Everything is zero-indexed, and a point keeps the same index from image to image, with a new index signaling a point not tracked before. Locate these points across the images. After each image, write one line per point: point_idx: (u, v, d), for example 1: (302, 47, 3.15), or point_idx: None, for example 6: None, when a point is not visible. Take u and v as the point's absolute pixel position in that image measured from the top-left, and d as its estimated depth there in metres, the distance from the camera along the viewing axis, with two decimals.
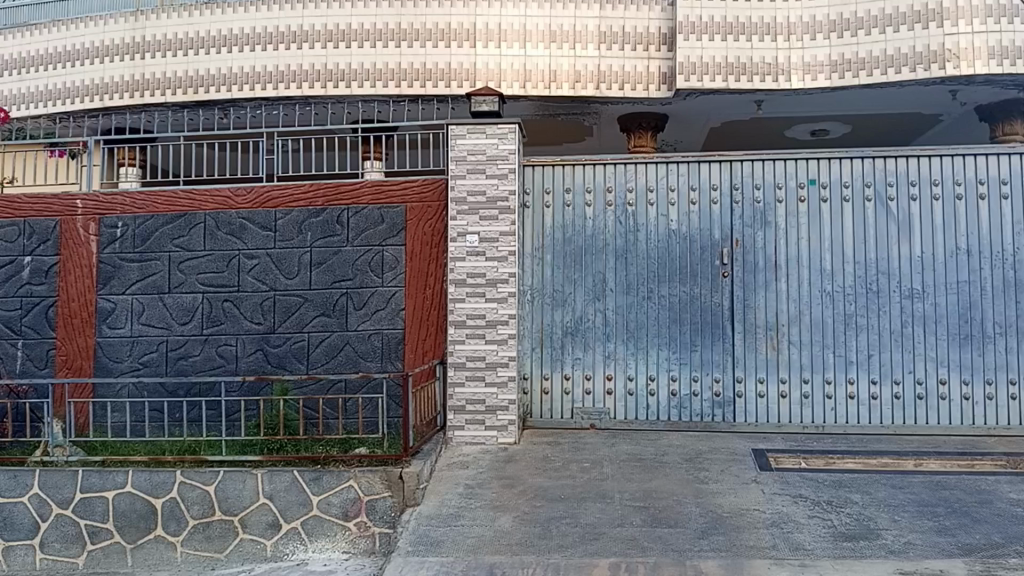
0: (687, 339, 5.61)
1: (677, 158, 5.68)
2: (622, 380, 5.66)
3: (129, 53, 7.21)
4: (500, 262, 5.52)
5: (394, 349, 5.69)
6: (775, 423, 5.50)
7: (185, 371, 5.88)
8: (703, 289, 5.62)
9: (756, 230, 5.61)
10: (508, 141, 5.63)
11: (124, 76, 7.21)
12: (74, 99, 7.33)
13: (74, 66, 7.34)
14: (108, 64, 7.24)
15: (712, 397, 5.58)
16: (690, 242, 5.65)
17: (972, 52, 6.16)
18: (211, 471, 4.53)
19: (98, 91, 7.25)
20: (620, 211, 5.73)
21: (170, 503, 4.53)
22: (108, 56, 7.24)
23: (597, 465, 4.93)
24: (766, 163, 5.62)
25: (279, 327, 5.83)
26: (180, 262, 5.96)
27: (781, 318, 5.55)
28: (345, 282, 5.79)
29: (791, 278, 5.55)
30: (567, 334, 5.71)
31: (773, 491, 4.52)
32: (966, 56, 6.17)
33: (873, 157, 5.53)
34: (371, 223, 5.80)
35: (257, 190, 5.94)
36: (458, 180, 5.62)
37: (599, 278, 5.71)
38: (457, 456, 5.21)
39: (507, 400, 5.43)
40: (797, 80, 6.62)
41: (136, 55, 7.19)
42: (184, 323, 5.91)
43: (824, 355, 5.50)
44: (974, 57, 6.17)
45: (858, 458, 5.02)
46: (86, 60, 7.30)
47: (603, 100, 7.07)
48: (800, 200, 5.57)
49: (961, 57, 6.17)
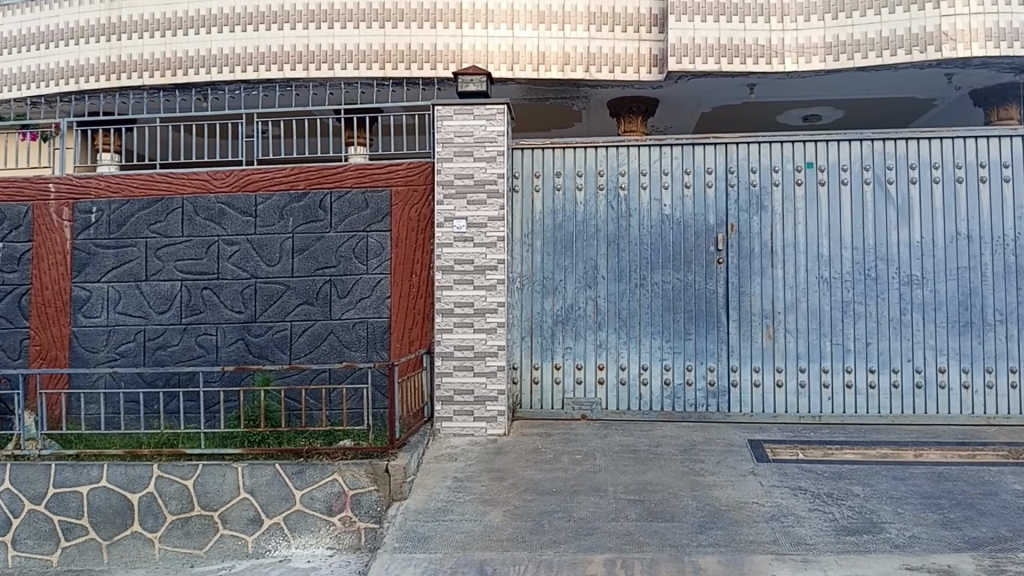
0: (680, 327, 5.48)
1: (670, 140, 5.53)
2: (614, 370, 5.51)
3: (106, 34, 6.98)
4: (489, 248, 5.36)
5: (379, 338, 5.54)
6: (771, 414, 5.38)
7: (164, 361, 5.70)
8: (697, 276, 5.48)
9: (752, 215, 5.46)
10: (497, 123, 5.44)
11: (99, 58, 6.98)
12: (48, 81, 7.10)
13: (48, 47, 7.10)
14: (84, 46, 7.01)
15: (706, 387, 5.45)
16: (684, 227, 5.50)
17: (969, 34, 6.04)
18: (189, 465, 4.35)
19: (73, 73, 7.02)
20: (612, 195, 5.57)
21: (147, 498, 4.35)
22: (83, 38, 7.01)
23: (590, 457, 4.79)
24: (761, 146, 5.48)
25: (260, 316, 5.65)
26: (158, 249, 5.76)
27: (777, 305, 5.42)
28: (329, 269, 5.62)
29: (787, 265, 5.42)
30: (558, 322, 5.56)
31: (770, 484, 4.40)
32: (963, 38, 6.04)
33: (872, 140, 5.40)
34: (355, 208, 5.62)
35: (237, 174, 5.74)
36: (445, 163, 5.44)
37: (592, 265, 5.56)
38: (445, 448, 5.06)
39: (496, 390, 5.28)
40: (791, 63, 6.49)
41: (112, 36, 6.97)
42: (161, 311, 5.71)
43: (821, 344, 5.38)
44: (970, 39, 6.04)
45: (855, 448, 4.90)
46: (61, 41, 7.06)
47: (593, 83, 6.91)
48: (797, 183, 5.43)
49: (959, 40, 6.05)
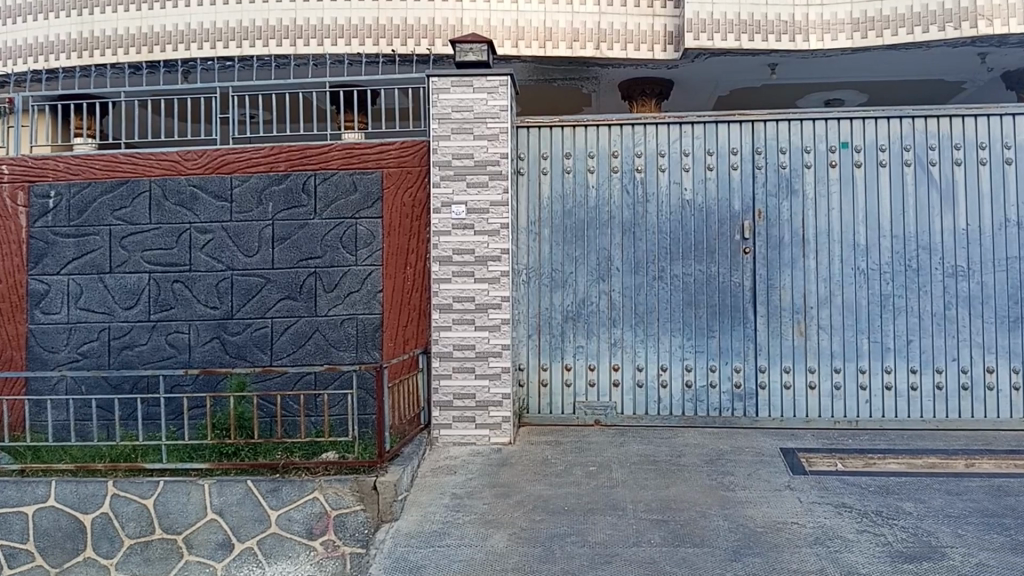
0: (703, 324, 4.97)
1: (691, 118, 5.01)
2: (631, 371, 5.01)
3: (77, 8, 6.71)
4: (492, 236, 4.84)
5: (370, 336, 5.06)
6: (803, 418, 4.87)
7: (131, 362, 5.31)
8: (721, 268, 4.97)
9: (782, 200, 4.94)
10: (499, 96, 4.92)
11: (71, 33, 6.72)
12: (16, 60, 6.83)
13: (15, 22, 6.84)
14: (53, 21, 6.74)
15: (732, 390, 4.95)
16: (707, 214, 4.98)
17: (1005, 9, 5.68)
18: (149, 482, 3.97)
19: (43, 50, 6.75)
20: (628, 178, 5.05)
21: (102, 519, 3.95)
22: (53, 12, 6.74)
23: (605, 470, 4.27)
24: (792, 123, 4.95)
25: (237, 312, 5.22)
26: (123, 237, 5.37)
27: (809, 300, 4.90)
28: (314, 260, 5.15)
29: (821, 255, 4.90)
30: (568, 319, 5.05)
31: (810, 499, 3.73)
32: (999, 14, 5.68)
33: (913, 117, 4.87)
34: (343, 192, 5.14)
35: (211, 154, 5.31)
36: (442, 142, 4.91)
37: (605, 255, 5.04)
38: (443, 460, 4.57)
39: (501, 395, 4.78)
40: (815, 40, 6.07)
41: (84, 10, 6.70)
42: (128, 306, 5.33)
43: (858, 342, 4.86)
44: (1008, 15, 5.68)
45: (900, 458, 4.30)
46: (28, 16, 6.80)
47: (604, 62, 6.56)
48: (830, 165, 4.91)
49: (994, 15, 5.68)
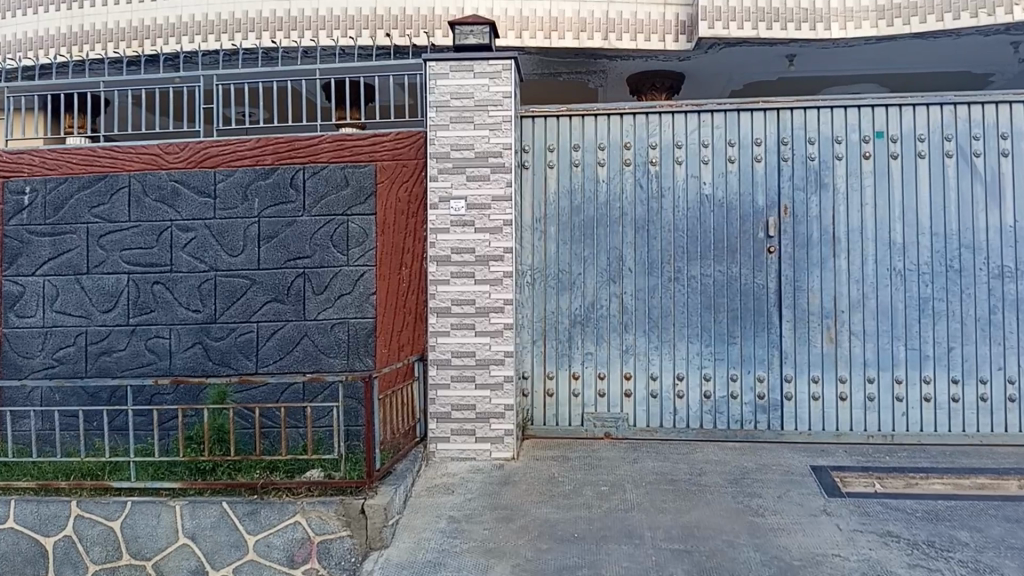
0: (723, 330, 4.57)
1: (711, 105, 4.61)
2: (644, 380, 4.62)
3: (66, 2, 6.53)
4: (494, 235, 4.46)
5: (362, 342, 4.68)
6: (833, 432, 4.46)
7: (109, 369, 4.96)
8: (743, 268, 4.57)
9: (810, 194, 4.54)
10: (502, 82, 4.52)
11: (59, 28, 6.54)
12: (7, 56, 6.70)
13: (6, 17, 6.72)
14: (42, 15, 6.59)
15: (755, 401, 4.55)
16: (728, 210, 4.59)
17: None
18: (116, 503, 3.85)
19: (32, 45, 6.61)
20: (641, 171, 4.66)
21: (65, 542, 3.89)
22: (41, 6, 6.59)
23: (618, 490, 3.88)
24: (821, 111, 4.54)
25: (221, 315, 4.86)
26: (101, 236, 5.02)
27: (840, 303, 4.50)
28: (303, 260, 4.78)
29: (853, 254, 4.50)
30: (576, 324, 4.67)
31: (851, 527, 3.34)
32: None
33: (954, 103, 4.46)
34: (333, 186, 4.77)
35: (194, 147, 4.95)
36: (440, 131, 4.53)
37: (615, 255, 4.66)
38: (440, 477, 4.19)
39: (503, 406, 4.39)
40: (838, 29, 5.68)
41: (74, 4, 6.52)
42: (106, 310, 4.98)
43: (894, 349, 4.45)
44: None
45: (946, 477, 3.90)
46: (19, 10, 6.65)
47: (613, 53, 6.19)
48: (864, 156, 4.50)
49: None
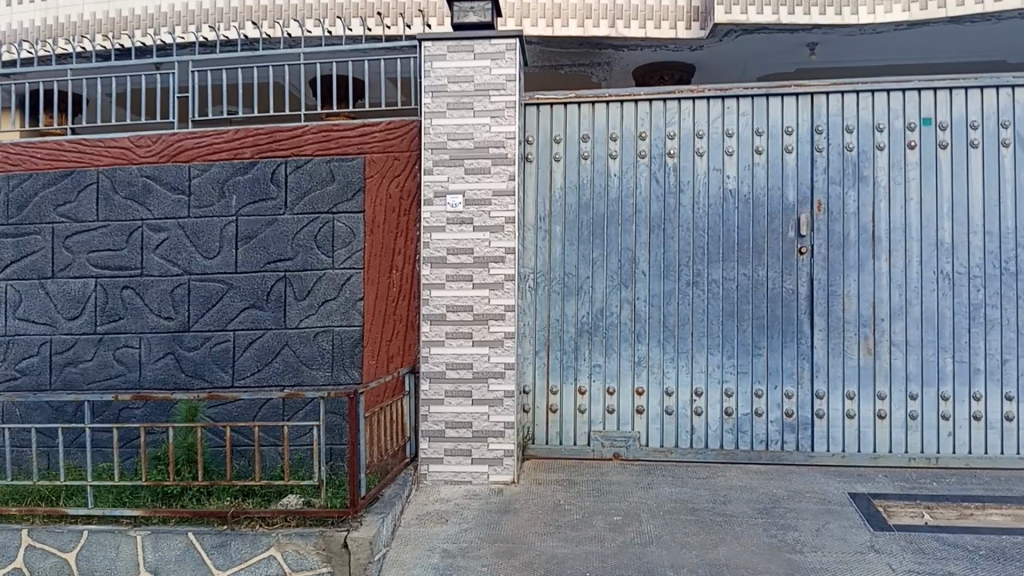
0: (748, 340, 4.13)
1: (736, 90, 4.17)
2: (658, 396, 4.17)
3: None
4: (494, 234, 4.03)
5: (348, 353, 4.24)
6: (870, 454, 4.02)
7: (74, 381, 4.53)
8: (771, 271, 4.14)
9: (846, 188, 4.11)
10: (504, 64, 4.09)
11: (34, 20, 6.17)
12: None
13: None
14: (16, 8, 6.22)
15: (782, 420, 4.10)
16: (754, 206, 4.16)
17: None
18: (71, 533, 3.41)
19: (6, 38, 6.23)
20: (657, 164, 4.23)
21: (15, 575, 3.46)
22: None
23: (633, 520, 3.43)
24: (860, 95, 4.11)
25: (195, 323, 4.42)
26: (67, 237, 4.59)
27: (879, 310, 4.06)
28: (284, 263, 4.34)
29: (895, 256, 4.06)
30: (584, 332, 4.23)
31: (906, 569, 2.91)
32: None
33: (1012, 86, 4.02)
34: (318, 181, 4.33)
35: (168, 140, 4.53)
36: (436, 119, 4.11)
37: (628, 257, 4.23)
38: (431, 504, 3.75)
39: (503, 424, 3.96)
40: (866, 13, 5.25)
41: None
42: (72, 317, 4.55)
43: (940, 362, 4.01)
44: None
45: (1005, 507, 3.46)
46: None
47: (620, 42, 5.77)
48: (908, 146, 4.08)
49: None
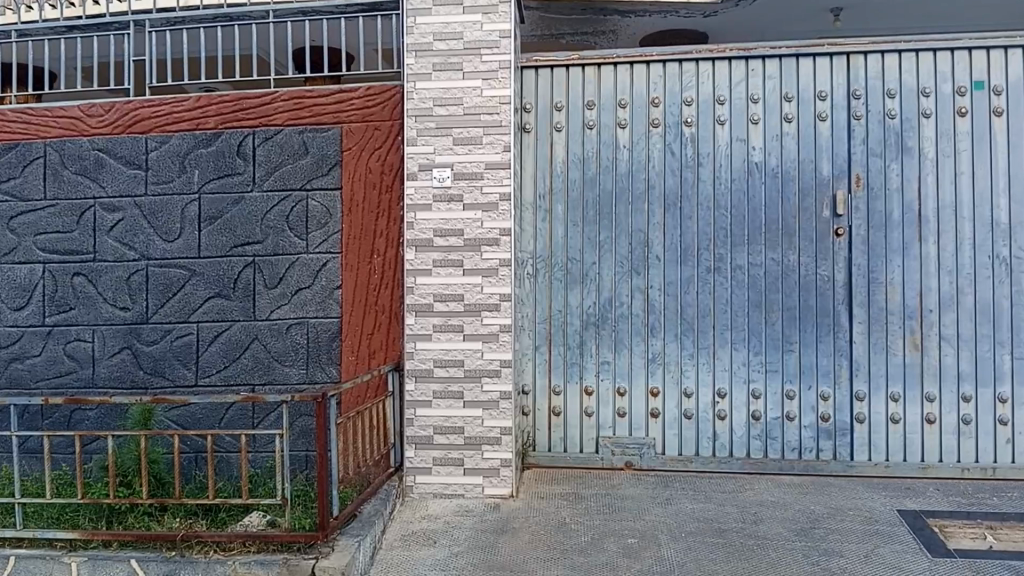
0: (778, 333, 3.65)
1: (762, 50, 3.68)
2: (676, 398, 3.69)
3: None
4: (488, 212, 3.54)
5: (324, 348, 3.75)
6: (917, 464, 3.56)
7: (21, 379, 4.03)
8: (803, 256, 3.66)
9: (888, 161, 3.63)
10: (497, 18, 3.59)
11: None
12: None
13: None
14: None
15: (817, 424, 3.63)
16: (784, 182, 3.68)
17: None
18: None
19: None
20: (673, 135, 3.74)
21: None
22: None
23: (651, 543, 2.96)
24: (903, 55, 3.63)
25: (154, 314, 3.92)
26: (12, 217, 4.08)
27: (926, 300, 3.59)
28: (252, 246, 3.85)
29: (945, 238, 3.59)
30: (590, 325, 3.75)
31: None
32: None
33: None
34: (290, 154, 3.84)
35: (121, 107, 4.00)
36: (421, 82, 3.61)
37: (640, 239, 3.74)
38: (418, 522, 3.27)
39: (498, 430, 3.47)
40: None
41: None
42: (18, 308, 4.04)
43: (997, 358, 3.55)
44: None
45: None
46: None
47: (627, 8, 5.27)
48: (958, 114, 3.60)
49: None
